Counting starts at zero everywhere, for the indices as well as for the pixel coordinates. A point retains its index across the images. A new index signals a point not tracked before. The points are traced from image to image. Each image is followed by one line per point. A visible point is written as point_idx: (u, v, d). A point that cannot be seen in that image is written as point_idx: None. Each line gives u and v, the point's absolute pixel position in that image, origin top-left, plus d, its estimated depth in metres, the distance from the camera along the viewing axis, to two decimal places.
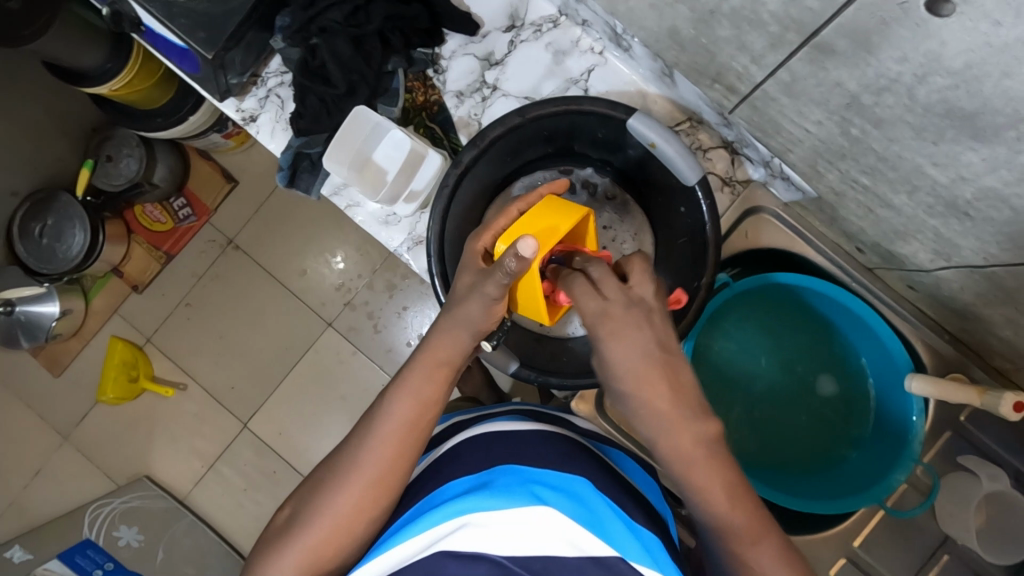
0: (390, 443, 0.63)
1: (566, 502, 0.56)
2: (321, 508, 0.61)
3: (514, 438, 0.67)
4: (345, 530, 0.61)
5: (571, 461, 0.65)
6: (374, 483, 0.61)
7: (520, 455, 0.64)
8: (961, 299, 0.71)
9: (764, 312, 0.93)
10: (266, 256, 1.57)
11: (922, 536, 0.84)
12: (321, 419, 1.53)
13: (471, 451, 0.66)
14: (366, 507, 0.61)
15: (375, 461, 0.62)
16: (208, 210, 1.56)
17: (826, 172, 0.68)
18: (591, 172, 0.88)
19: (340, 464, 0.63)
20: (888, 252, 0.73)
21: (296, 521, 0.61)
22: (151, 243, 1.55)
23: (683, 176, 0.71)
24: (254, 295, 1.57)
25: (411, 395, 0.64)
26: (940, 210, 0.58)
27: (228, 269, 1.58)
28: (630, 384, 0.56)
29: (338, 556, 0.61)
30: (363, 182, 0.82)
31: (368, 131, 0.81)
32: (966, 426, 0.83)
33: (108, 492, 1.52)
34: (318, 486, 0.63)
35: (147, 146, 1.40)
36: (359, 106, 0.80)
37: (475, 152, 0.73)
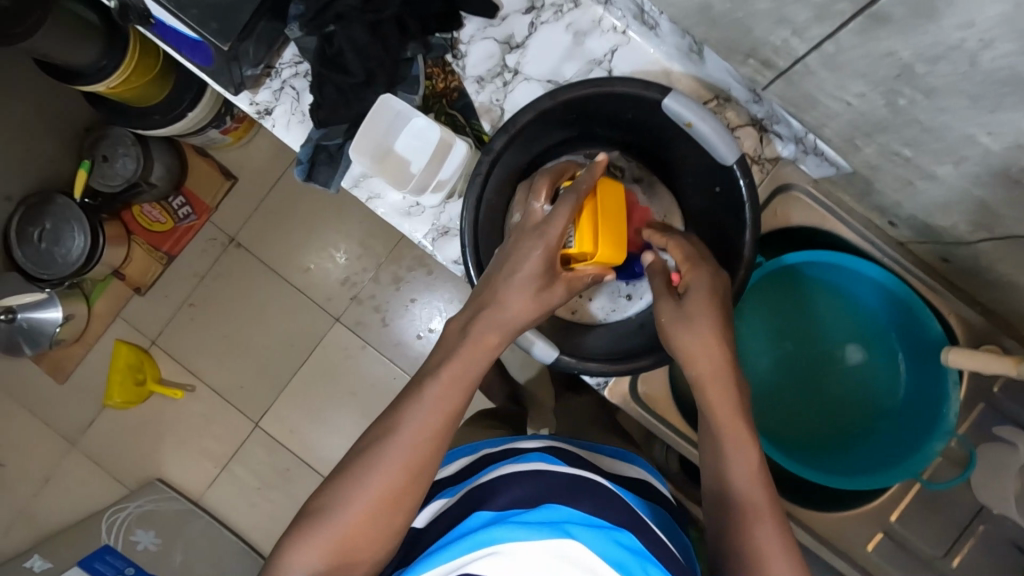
0: (422, 431, 0.62)
1: (596, 533, 0.55)
2: (350, 497, 0.60)
3: (549, 477, 0.66)
4: (376, 515, 0.60)
5: (605, 501, 0.63)
6: (400, 471, 0.61)
7: (555, 489, 0.63)
8: (997, 269, 0.71)
9: (790, 293, 0.92)
10: (269, 253, 1.54)
11: (958, 507, 0.84)
12: (332, 416, 1.52)
13: (503, 485, 0.65)
14: (396, 491, 0.61)
15: (405, 448, 0.61)
16: (208, 208, 1.53)
17: (863, 146, 0.67)
18: (616, 154, 0.85)
19: (369, 451, 0.62)
20: (924, 224, 0.73)
21: (321, 506, 0.61)
22: (151, 244, 1.52)
23: (719, 155, 0.68)
24: (258, 293, 1.55)
25: (448, 382, 0.64)
26: (988, 179, 0.57)
27: (231, 268, 1.55)
28: (702, 325, 0.65)
29: (360, 551, 0.60)
30: (392, 176, 0.80)
31: (390, 120, 0.79)
32: (999, 396, 0.84)
33: (121, 497, 1.51)
34: (350, 468, 0.62)
35: (144, 145, 1.37)
36: (383, 94, 0.78)
37: (505, 138, 0.70)
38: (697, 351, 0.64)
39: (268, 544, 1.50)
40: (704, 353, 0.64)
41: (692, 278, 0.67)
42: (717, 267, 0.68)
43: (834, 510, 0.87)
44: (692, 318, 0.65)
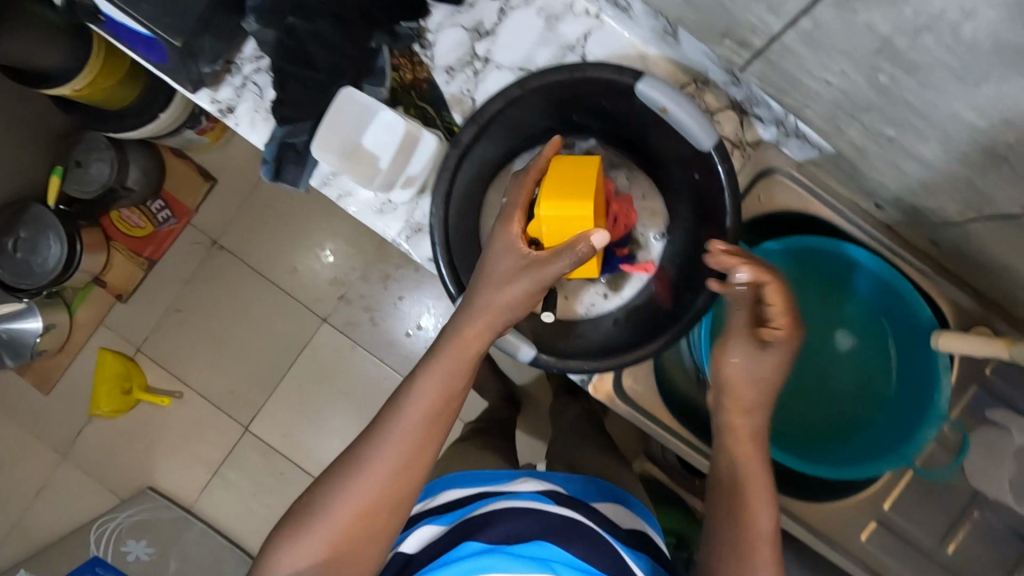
0: (415, 432, 0.64)
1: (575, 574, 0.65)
2: (347, 493, 0.63)
3: (543, 514, 0.71)
4: (372, 510, 0.63)
5: (589, 541, 0.69)
6: (385, 470, 0.63)
7: (547, 529, 0.69)
8: (986, 250, 0.68)
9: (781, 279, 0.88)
10: (254, 255, 1.51)
11: (954, 495, 0.83)
12: (323, 418, 1.49)
13: (497, 517, 0.70)
14: (391, 488, 0.63)
15: (390, 449, 0.64)
16: (189, 211, 1.50)
17: (847, 127, 0.64)
18: (593, 142, 0.82)
19: (365, 447, 0.65)
20: (911, 207, 0.70)
21: (311, 506, 0.64)
22: (132, 250, 1.49)
23: (696, 141, 0.65)
24: (246, 295, 1.52)
25: (433, 385, 0.66)
26: (976, 158, 0.54)
27: (215, 271, 1.52)
28: (762, 373, 0.66)
29: (347, 551, 0.62)
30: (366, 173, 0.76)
31: (356, 115, 0.76)
32: (992, 379, 0.82)
33: (112, 507, 1.49)
34: (347, 464, 0.65)
35: (119, 149, 1.34)
36: (344, 88, 0.75)
37: (474, 130, 0.68)
38: (746, 395, 0.67)
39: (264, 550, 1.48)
40: (750, 394, 0.67)
41: (782, 336, 0.64)
42: (801, 322, 0.66)
43: (827, 500, 0.86)
44: (760, 368, 0.65)
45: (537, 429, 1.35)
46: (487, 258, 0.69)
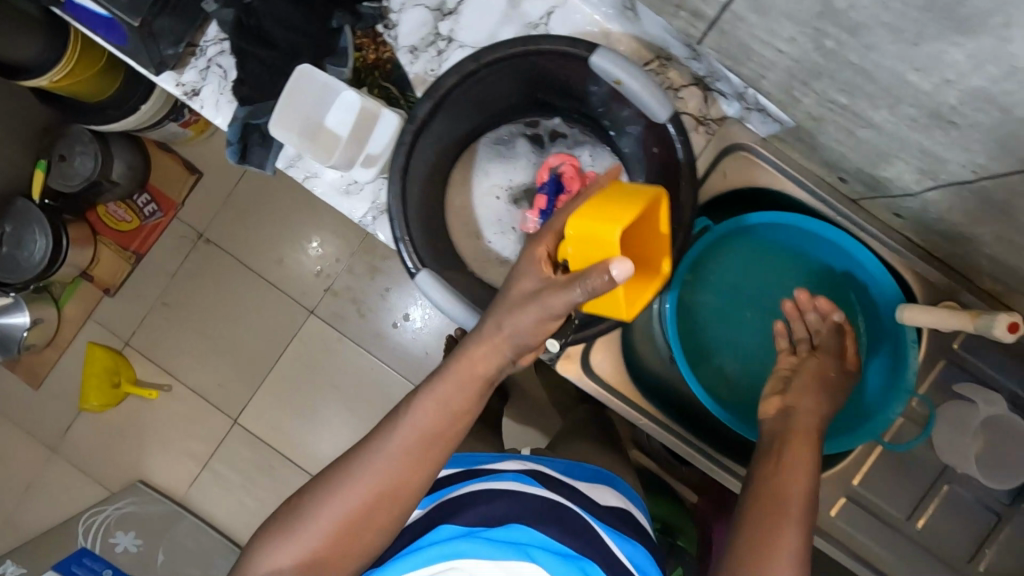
0: (418, 447, 0.64)
1: (552, 557, 0.63)
2: (342, 498, 0.63)
3: (524, 497, 0.70)
4: (366, 518, 0.63)
5: (568, 525, 0.68)
6: (379, 482, 0.63)
7: (526, 512, 0.68)
8: (947, 220, 0.68)
9: (749, 256, 0.88)
10: (241, 248, 1.51)
11: (923, 469, 0.83)
12: (311, 409, 1.50)
13: (479, 502, 0.69)
14: (387, 498, 0.63)
15: (386, 462, 0.64)
16: (175, 205, 1.51)
17: (802, 97, 0.64)
18: (558, 121, 0.82)
19: (366, 456, 0.64)
20: (872, 177, 0.70)
21: (300, 509, 0.64)
22: (119, 244, 1.51)
23: (652, 113, 0.65)
24: (234, 289, 1.52)
25: (434, 402, 0.65)
26: (925, 121, 0.54)
27: (202, 265, 1.53)
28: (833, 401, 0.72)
29: (331, 560, 0.62)
30: (344, 152, 0.77)
31: (313, 93, 0.75)
32: (958, 352, 0.82)
33: (101, 500, 1.49)
34: (345, 469, 0.64)
35: (102, 141, 1.34)
36: (301, 66, 0.74)
37: (430, 105, 0.66)
38: (808, 425, 0.68)
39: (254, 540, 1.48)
40: (811, 427, 0.68)
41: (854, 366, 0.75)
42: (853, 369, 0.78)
43: None
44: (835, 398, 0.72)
45: (521, 418, 1.35)
46: (514, 270, 0.65)
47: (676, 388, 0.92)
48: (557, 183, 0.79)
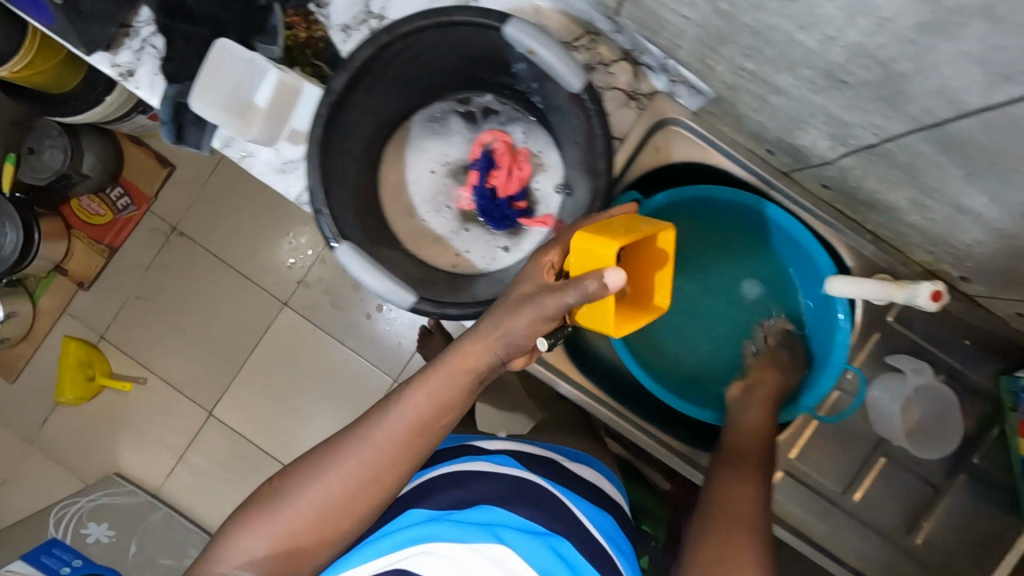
0: (407, 437, 0.61)
1: (524, 537, 0.59)
2: (327, 483, 0.60)
3: (494, 478, 0.67)
4: (351, 502, 0.60)
5: (540, 504, 0.65)
6: (364, 475, 0.60)
7: (495, 493, 0.64)
8: (866, 189, 0.68)
9: (687, 231, 0.88)
10: (216, 243, 1.52)
11: (860, 441, 0.84)
12: (285, 400, 1.50)
13: (447, 486, 0.66)
14: (374, 486, 0.61)
15: (372, 453, 0.60)
16: (148, 198, 1.52)
17: (716, 65, 0.64)
18: (490, 98, 0.82)
19: (353, 441, 0.61)
20: (793, 147, 0.70)
21: (276, 494, 0.61)
22: (92, 237, 1.52)
23: (565, 83, 0.65)
24: (211, 284, 1.52)
25: (426, 395, 0.62)
26: (822, 83, 0.55)
27: (174, 258, 1.53)
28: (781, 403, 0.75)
29: (308, 548, 0.60)
30: (263, 128, 0.75)
31: (230, 67, 0.73)
32: (892, 324, 0.83)
33: (76, 492, 1.49)
34: (331, 452, 0.61)
35: (72, 136, 1.34)
36: (218, 41, 0.72)
37: (346, 76, 0.65)
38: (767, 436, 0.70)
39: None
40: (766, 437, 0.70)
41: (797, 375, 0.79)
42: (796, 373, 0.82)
43: None
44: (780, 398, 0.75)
45: (491, 406, 1.35)
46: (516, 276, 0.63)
47: (618, 365, 0.93)
48: (489, 159, 0.80)
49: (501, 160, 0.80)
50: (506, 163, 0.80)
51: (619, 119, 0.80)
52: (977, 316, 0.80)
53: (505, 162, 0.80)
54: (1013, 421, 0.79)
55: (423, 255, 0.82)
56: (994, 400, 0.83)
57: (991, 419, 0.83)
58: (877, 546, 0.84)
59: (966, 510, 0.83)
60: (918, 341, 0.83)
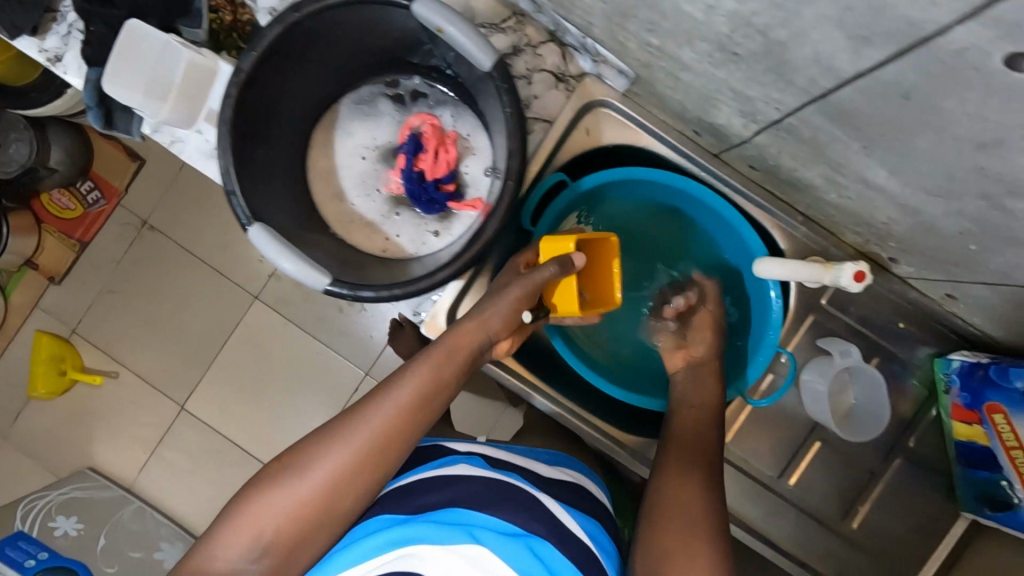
0: (408, 406, 0.60)
1: (504, 539, 0.55)
2: (328, 458, 0.57)
3: (468, 479, 0.62)
4: (351, 478, 0.57)
5: (522, 505, 0.60)
6: (367, 449, 0.57)
7: (471, 493, 0.60)
8: (785, 167, 0.68)
9: (619, 214, 0.87)
10: (187, 235, 1.36)
11: (795, 425, 0.83)
12: (264, 400, 1.34)
13: (424, 489, 0.61)
14: (375, 459, 0.58)
15: (376, 427, 0.58)
16: (119, 192, 1.36)
17: (628, 43, 0.64)
18: (418, 81, 0.82)
19: (352, 416, 0.59)
20: (713, 126, 0.70)
21: (274, 477, 0.57)
22: (63, 231, 1.35)
23: (476, 59, 0.65)
24: (180, 275, 1.37)
25: (427, 365, 0.62)
26: (719, 57, 0.54)
27: (144, 254, 1.37)
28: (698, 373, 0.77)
29: (308, 533, 0.56)
30: (177, 111, 0.72)
31: (132, 48, 0.70)
32: (827, 308, 0.82)
33: (46, 486, 1.32)
34: (329, 432, 0.59)
35: (38, 128, 1.22)
36: (126, 23, 0.69)
37: (254, 57, 0.65)
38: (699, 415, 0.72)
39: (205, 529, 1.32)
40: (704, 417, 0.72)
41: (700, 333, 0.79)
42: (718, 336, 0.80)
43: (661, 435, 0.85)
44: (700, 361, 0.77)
45: None
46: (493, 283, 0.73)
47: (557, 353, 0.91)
48: (416, 143, 0.79)
49: (429, 142, 0.79)
50: (432, 146, 0.79)
51: (547, 102, 0.78)
52: (912, 298, 0.79)
53: (432, 144, 0.79)
54: (947, 403, 0.79)
55: (352, 239, 0.81)
56: (928, 383, 0.82)
57: (927, 402, 0.83)
58: (812, 530, 0.83)
59: (901, 492, 0.82)
60: (854, 325, 0.82)
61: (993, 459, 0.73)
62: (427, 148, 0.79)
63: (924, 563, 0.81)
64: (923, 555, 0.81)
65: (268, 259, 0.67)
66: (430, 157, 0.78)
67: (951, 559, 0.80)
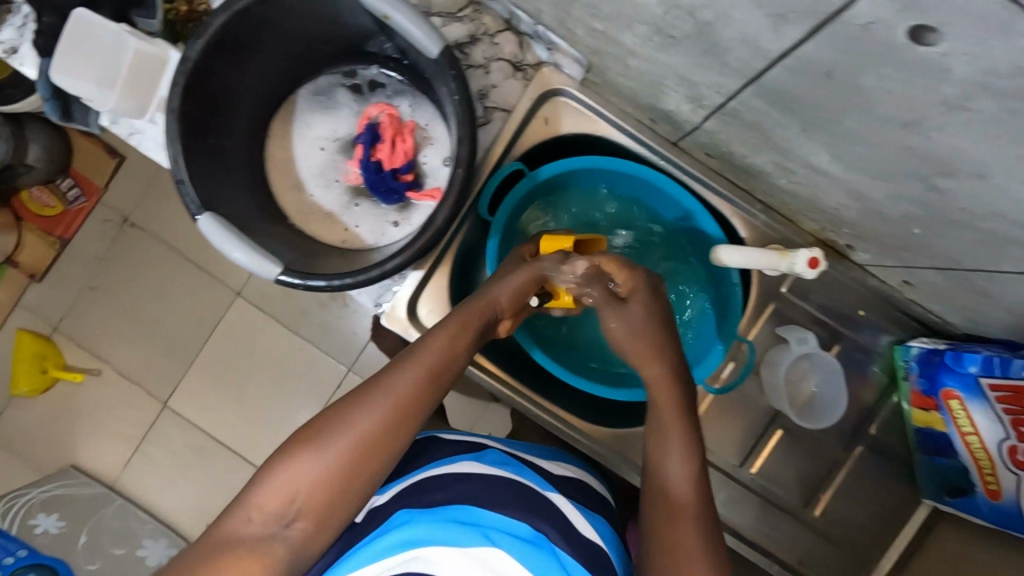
0: (438, 366, 0.59)
1: (519, 543, 0.53)
2: (364, 417, 0.54)
3: (476, 479, 0.60)
4: (386, 438, 0.54)
5: (534, 505, 0.58)
6: (402, 404, 0.55)
7: (481, 494, 0.58)
8: (736, 153, 0.68)
9: (579, 203, 0.87)
10: (170, 230, 1.24)
11: (757, 414, 0.83)
12: (249, 402, 1.21)
13: (433, 487, 0.59)
14: (409, 419, 0.56)
15: (409, 382, 0.57)
16: (99, 189, 1.22)
17: (577, 30, 0.65)
18: (376, 70, 0.82)
19: (384, 377, 0.57)
20: (665, 113, 0.69)
21: (303, 437, 0.52)
22: (43, 229, 1.20)
23: (422, 46, 0.66)
24: (161, 265, 1.23)
25: (454, 327, 0.62)
26: (659, 40, 0.54)
27: (127, 251, 1.23)
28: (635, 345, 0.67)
29: (345, 496, 0.52)
30: (126, 100, 0.72)
31: (77, 37, 0.69)
32: (787, 296, 0.82)
33: (28, 483, 1.18)
34: (360, 394, 0.55)
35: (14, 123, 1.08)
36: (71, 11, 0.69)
37: (201, 45, 0.65)
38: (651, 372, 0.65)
39: (194, 527, 1.19)
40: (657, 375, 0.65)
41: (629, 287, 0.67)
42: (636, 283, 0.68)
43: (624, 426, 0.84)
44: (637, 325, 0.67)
45: None
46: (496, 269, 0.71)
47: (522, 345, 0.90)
48: (373, 133, 0.79)
49: (385, 131, 0.79)
50: (389, 135, 0.79)
51: (505, 91, 0.77)
52: (874, 285, 0.79)
53: (388, 133, 0.79)
54: (907, 390, 0.79)
55: (311, 230, 0.81)
56: (889, 371, 0.82)
57: (888, 390, 0.82)
58: (774, 518, 0.82)
59: (863, 481, 0.82)
60: (816, 313, 0.82)
61: (950, 446, 0.74)
62: (384, 137, 0.79)
63: (885, 550, 0.81)
64: (884, 543, 0.81)
65: (219, 247, 0.67)
66: (387, 146, 0.79)
67: (912, 547, 0.80)
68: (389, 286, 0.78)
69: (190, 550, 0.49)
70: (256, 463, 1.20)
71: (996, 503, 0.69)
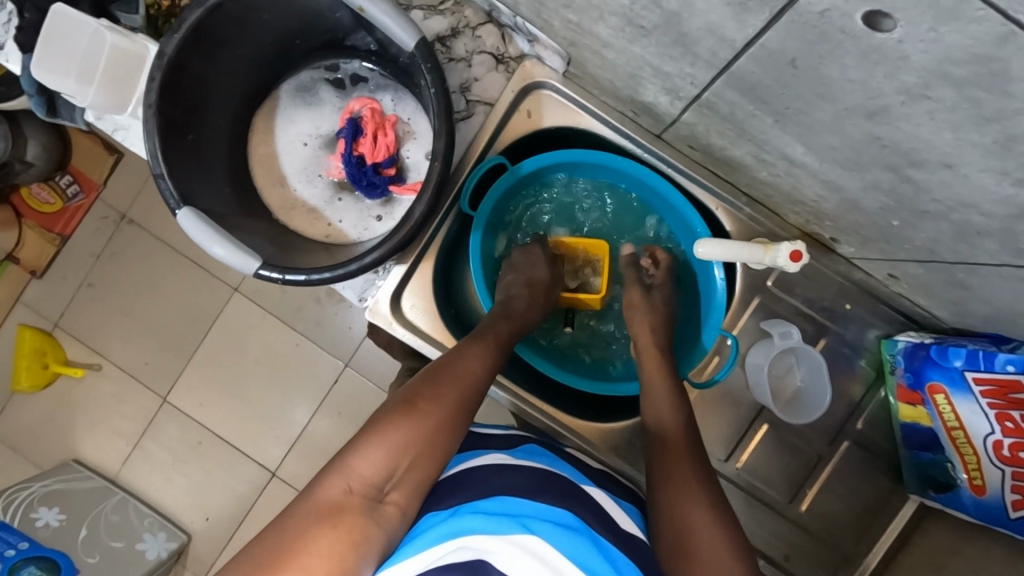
0: (487, 353, 0.68)
1: (559, 530, 0.51)
2: (437, 394, 0.61)
3: (515, 471, 0.59)
4: (458, 410, 0.61)
5: (571, 496, 0.57)
6: (473, 390, 0.63)
7: (519, 485, 0.57)
8: (716, 145, 0.67)
9: (562, 194, 0.87)
10: (168, 226, 1.24)
11: (744, 409, 0.83)
12: (245, 395, 1.22)
13: (471, 481, 0.58)
14: (473, 394, 0.63)
15: (471, 364, 0.65)
16: (97, 185, 1.23)
17: (552, 21, 0.65)
18: (358, 65, 0.82)
19: (446, 364, 0.65)
20: (644, 105, 0.69)
21: (392, 416, 0.59)
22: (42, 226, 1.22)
23: (397, 36, 0.65)
24: (159, 259, 1.24)
25: (494, 324, 0.72)
26: (630, 31, 0.54)
27: (125, 247, 1.24)
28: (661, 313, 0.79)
29: (431, 471, 0.58)
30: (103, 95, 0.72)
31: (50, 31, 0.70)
32: (772, 289, 0.82)
33: (29, 478, 1.19)
34: (428, 377, 0.63)
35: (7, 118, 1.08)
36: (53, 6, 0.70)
37: (177, 40, 0.65)
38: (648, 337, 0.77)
39: (193, 520, 1.20)
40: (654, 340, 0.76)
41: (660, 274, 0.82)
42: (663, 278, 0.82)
43: (610, 421, 0.84)
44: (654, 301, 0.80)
45: None
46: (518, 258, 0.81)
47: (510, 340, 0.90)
48: (355, 127, 0.79)
49: (366, 126, 0.79)
50: (371, 129, 0.79)
51: (487, 84, 0.77)
52: (858, 278, 0.78)
53: (371, 128, 0.79)
54: (893, 384, 0.78)
55: (295, 224, 0.81)
56: (877, 365, 0.81)
57: (876, 384, 0.82)
58: (760, 513, 0.82)
59: (850, 477, 0.81)
60: (801, 307, 0.81)
61: (936, 440, 0.73)
62: (365, 133, 0.79)
63: (871, 546, 0.80)
64: (871, 539, 0.80)
65: (198, 244, 0.67)
66: (368, 141, 0.78)
67: (898, 543, 0.80)
68: (373, 280, 0.78)
69: (289, 524, 0.51)
70: (253, 458, 1.21)
71: (980, 499, 0.69)
